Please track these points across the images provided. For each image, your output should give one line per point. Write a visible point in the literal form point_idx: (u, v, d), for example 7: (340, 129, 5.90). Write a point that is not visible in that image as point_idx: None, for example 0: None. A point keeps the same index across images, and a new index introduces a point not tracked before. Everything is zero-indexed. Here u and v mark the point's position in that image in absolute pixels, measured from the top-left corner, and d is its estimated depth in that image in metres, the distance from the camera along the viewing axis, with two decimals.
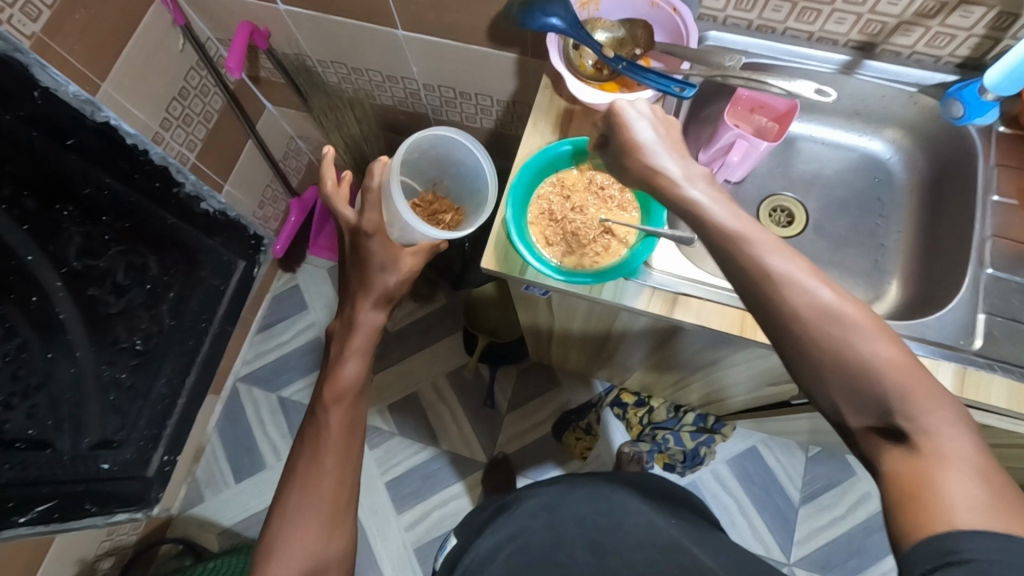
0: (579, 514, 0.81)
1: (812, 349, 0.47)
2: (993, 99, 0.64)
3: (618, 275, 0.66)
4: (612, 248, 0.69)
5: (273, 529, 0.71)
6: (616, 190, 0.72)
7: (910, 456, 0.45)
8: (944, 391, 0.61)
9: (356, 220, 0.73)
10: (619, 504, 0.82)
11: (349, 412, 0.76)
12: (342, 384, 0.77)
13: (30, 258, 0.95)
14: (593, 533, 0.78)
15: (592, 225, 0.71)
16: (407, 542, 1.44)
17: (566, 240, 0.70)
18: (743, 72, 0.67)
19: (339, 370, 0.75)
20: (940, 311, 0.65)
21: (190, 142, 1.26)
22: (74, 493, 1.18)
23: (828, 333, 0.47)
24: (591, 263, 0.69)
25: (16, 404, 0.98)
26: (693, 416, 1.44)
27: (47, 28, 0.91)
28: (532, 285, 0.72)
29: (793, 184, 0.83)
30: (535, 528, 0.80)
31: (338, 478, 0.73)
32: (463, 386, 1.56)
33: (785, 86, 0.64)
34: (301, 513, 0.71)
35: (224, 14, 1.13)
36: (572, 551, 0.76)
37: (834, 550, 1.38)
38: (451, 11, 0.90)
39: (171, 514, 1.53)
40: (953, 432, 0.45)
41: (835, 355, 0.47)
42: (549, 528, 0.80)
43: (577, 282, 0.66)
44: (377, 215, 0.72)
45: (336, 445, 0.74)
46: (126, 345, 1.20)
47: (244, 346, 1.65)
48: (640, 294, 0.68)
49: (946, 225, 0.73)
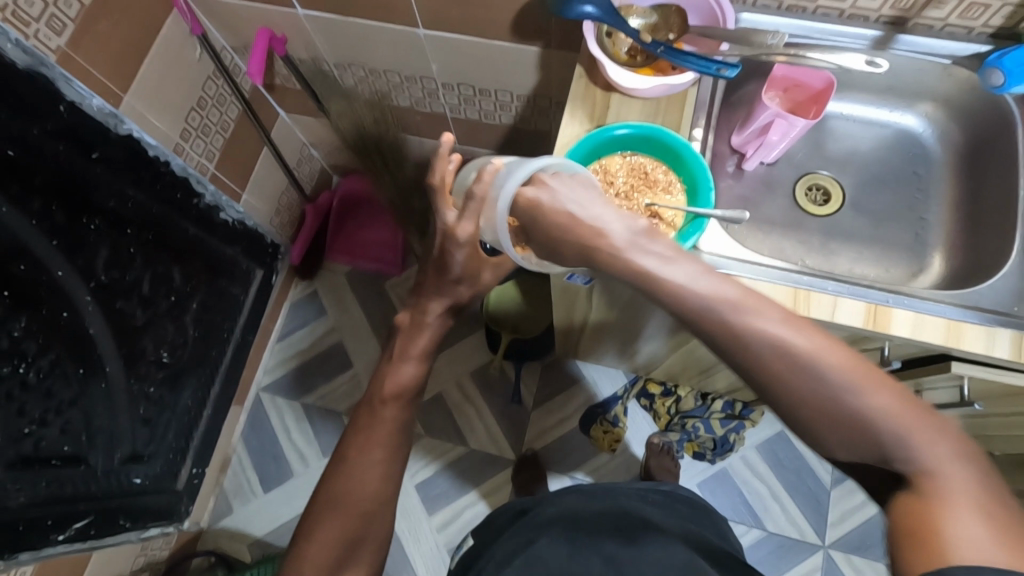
0: (594, 538, 0.78)
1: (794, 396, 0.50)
2: None
3: None
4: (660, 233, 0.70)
5: (329, 531, 0.71)
6: (660, 173, 0.72)
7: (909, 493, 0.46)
8: (1002, 358, 0.62)
9: (453, 225, 0.71)
10: (642, 526, 0.80)
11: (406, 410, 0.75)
12: (385, 387, 0.76)
13: (60, 272, 0.95)
14: (609, 551, 0.75)
15: (637, 210, 0.71)
16: (441, 543, 1.44)
17: None
18: (786, 50, 0.68)
19: (397, 369, 0.75)
20: (991, 279, 0.66)
21: (209, 152, 1.26)
22: (109, 509, 1.17)
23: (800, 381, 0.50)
24: None
25: (50, 420, 0.98)
26: (721, 403, 1.43)
27: (71, 40, 0.91)
28: (574, 274, 0.73)
29: (828, 162, 0.83)
30: (553, 542, 0.77)
31: (384, 473, 0.73)
32: (488, 385, 1.56)
33: (833, 60, 0.66)
34: (358, 513, 0.71)
35: (240, 21, 1.13)
36: (589, 563, 0.73)
37: (869, 530, 1.38)
38: (474, 7, 0.90)
39: (201, 528, 1.52)
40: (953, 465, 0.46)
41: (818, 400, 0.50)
42: (568, 542, 0.77)
43: None
44: (474, 224, 0.69)
45: (384, 447, 0.73)
46: (153, 358, 1.19)
47: (265, 355, 1.64)
48: None
49: (988, 196, 0.73)
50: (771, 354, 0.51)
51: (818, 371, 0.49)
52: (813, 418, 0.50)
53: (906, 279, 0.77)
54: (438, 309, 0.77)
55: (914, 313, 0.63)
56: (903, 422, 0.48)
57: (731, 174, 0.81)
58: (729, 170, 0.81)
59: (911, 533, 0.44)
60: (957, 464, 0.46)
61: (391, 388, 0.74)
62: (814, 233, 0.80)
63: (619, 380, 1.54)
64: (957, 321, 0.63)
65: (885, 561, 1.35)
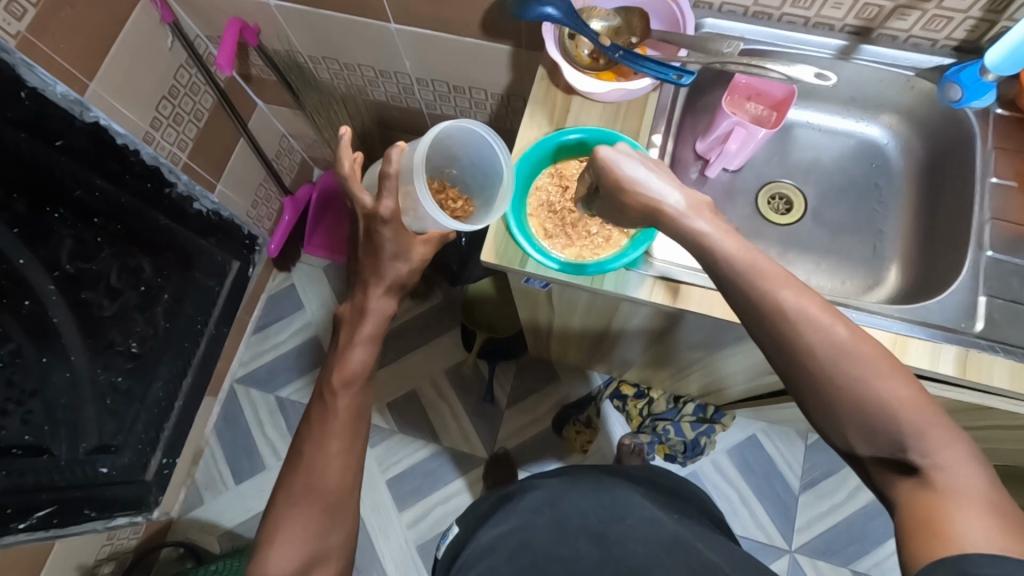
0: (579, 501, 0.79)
1: (831, 382, 0.51)
2: (992, 80, 0.64)
3: (620, 264, 0.66)
4: (612, 239, 0.70)
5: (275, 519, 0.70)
6: None
7: (919, 488, 0.49)
8: (946, 374, 0.62)
9: (374, 207, 0.72)
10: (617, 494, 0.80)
11: (356, 398, 0.75)
12: (324, 380, 0.76)
13: (21, 261, 0.93)
14: (596, 527, 0.75)
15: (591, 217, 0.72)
16: (409, 540, 1.44)
17: (565, 232, 0.71)
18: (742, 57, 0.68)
19: (347, 356, 0.76)
20: (940, 295, 0.66)
21: (181, 141, 1.24)
22: (72, 499, 1.17)
23: (843, 368, 0.51)
24: (592, 253, 0.69)
25: (11, 409, 0.97)
26: (693, 407, 1.44)
27: (33, 27, 0.89)
28: (532, 278, 0.71)
29: (791, 171, 0.82)
30: (538, 524, 0.76)
31: (345, 464, 0.72)
32: (462, 382, 1.56)
33: (783, 72, 0.65)
34: (305, 511, 0.70)
35: (213, 10, 1.11)
36: (575, 544, 0.73)
37: (835, 536, 1.39)
38: (443, 4, 0.89)
39: (171, 518, 1.52)
40: (964, 466, 0.48)
41: (853, 391, 0.51)
42: (552, 521, 0.77)
43: (577, 272, 0.66)
44: (394, 201, 0.71)
45: (328, 439, 0.73)
46: (121, 348, 1.19)
47: (240, 346, 1.64)
48: (641, 284, 0.68)
49: (945, 211, 0.73)
50: (810, 340, 0.51)
51: (841, 367, 0.51)
52: (837, 412, 0.52)
53: (861, 292, 0.77)
54: (376, 304, 0.76)
55: (861, 327, 0.63)
56: (921, 414, 0.50)
57: (694, 181, 0.80)
58: (692, 177, 0.80)
59: (922, 522, 0.47)
60: (966, 464, 0.48)
61: (339, 377, 0.74)
62: (774, 243, 0.79)
63: (592, 380, 1.53)
64: (904, 336, 0.63)
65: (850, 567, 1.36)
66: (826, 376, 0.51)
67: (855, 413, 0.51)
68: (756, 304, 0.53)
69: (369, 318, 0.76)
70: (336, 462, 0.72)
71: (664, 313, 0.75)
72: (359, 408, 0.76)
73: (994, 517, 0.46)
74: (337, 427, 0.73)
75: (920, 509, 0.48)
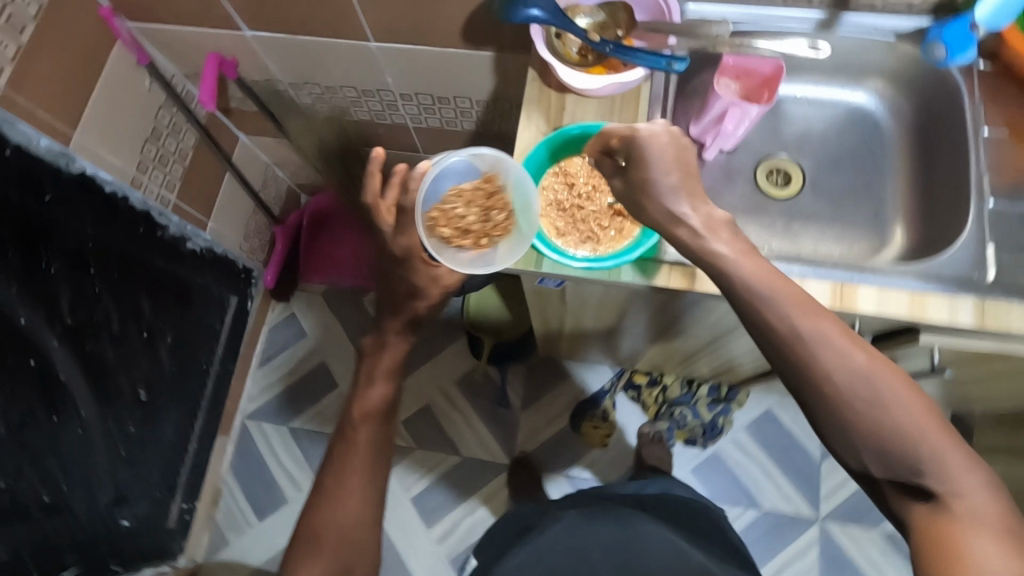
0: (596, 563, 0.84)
1: (852, 420, 0.56)
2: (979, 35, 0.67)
3: (634, 259, 0.68)
4: (624, 230, 0.72)
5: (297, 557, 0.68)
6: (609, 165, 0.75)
7: (934, 510, 0.53)
8: (966, 325, 0.63)
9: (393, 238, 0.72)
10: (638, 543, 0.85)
11: (376, 429, 0.74)
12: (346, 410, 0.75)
13: (23, 319, 0.92)
14: None
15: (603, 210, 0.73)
16: (441, 554, 1.43)
17: (578, 229, 0.72)
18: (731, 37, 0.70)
19: (367, 391, 0.75)
20: (949, 248, 0.67)
21: (169, 181, 1.23)
22: (97, 555, 1.15)
23: (865, 405, 0.55)
24: (606, 246, 0.71)
25: (27, 471, 0.95)
26: (708, 388, 1.45)
27: (12, 83, 0.88)
28: (547, 278, 0.72)
29: (786, 145, 0.83)
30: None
31: (367, 492, 0.71)
32: (474, 391, 1.55)
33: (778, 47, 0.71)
34: (334, 543, 0.68)
35: (188, 47, 1.11)
36: None
37: (861, 498, 1.40)
38: (422, 16, 0.90)
39: (197, 563, 1.50)
40: (978, 491, 0.53)
41: (873, 423, 0.55)
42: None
43: (595, 268, 0.67)
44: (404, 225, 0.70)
45: (353, 469, 0.71)
46: (130, 396, 1.17)
47: (247, 381, 1.62)
48: (656, 273, 0.68)
49: (943, 166, 0.75)
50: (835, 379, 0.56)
51: (853, 392, 0.55)
52: (857, 445, 0.56)
53: (870, 254, 0.78)
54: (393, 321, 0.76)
55: (877, 288, 0.65)
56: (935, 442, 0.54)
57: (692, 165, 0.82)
58: (690, 161, 0.81)
59: (938, 544, 0.52)
60: (982, 488, 0.53)
61: (360, 409, 0.74)
62: (778, 217, 0.80)
63: (604, 373, 1.53)
64: (920, 292, 0.64)
65: (879, 527, 1.38)
66: (850, 411, 0.56)
67: (875, 445, 0.55)
68: (791, 331, 0.57)
69: (388, 349, 0.76)
70: (368, 484, 0.71)
71: (683, 300, 0.76)
72: (380, 440, 0.74)
73: (1006, 543, 0.51)
74: (360, 456, 0.72)
75: (936, 533, 0.53)
